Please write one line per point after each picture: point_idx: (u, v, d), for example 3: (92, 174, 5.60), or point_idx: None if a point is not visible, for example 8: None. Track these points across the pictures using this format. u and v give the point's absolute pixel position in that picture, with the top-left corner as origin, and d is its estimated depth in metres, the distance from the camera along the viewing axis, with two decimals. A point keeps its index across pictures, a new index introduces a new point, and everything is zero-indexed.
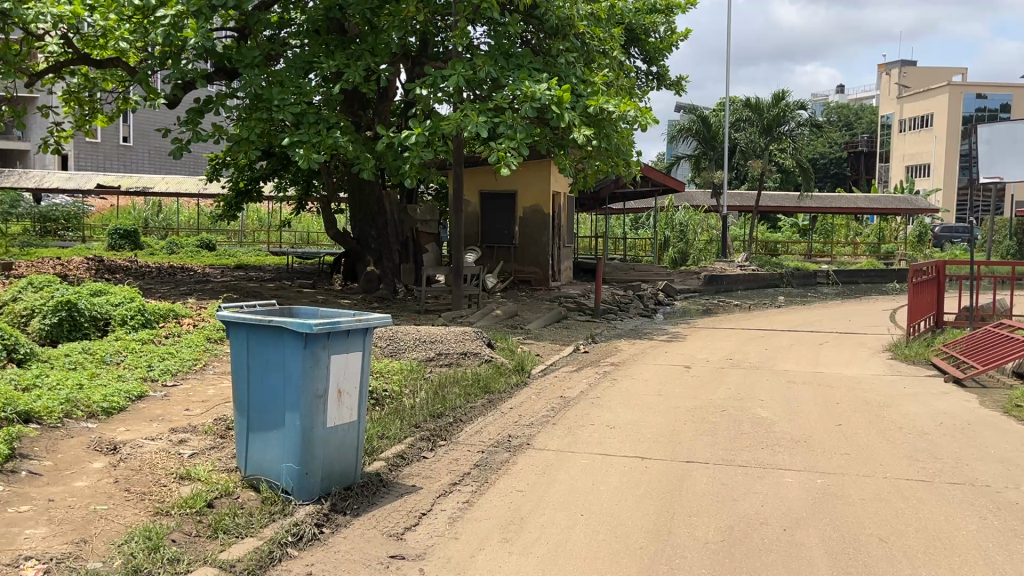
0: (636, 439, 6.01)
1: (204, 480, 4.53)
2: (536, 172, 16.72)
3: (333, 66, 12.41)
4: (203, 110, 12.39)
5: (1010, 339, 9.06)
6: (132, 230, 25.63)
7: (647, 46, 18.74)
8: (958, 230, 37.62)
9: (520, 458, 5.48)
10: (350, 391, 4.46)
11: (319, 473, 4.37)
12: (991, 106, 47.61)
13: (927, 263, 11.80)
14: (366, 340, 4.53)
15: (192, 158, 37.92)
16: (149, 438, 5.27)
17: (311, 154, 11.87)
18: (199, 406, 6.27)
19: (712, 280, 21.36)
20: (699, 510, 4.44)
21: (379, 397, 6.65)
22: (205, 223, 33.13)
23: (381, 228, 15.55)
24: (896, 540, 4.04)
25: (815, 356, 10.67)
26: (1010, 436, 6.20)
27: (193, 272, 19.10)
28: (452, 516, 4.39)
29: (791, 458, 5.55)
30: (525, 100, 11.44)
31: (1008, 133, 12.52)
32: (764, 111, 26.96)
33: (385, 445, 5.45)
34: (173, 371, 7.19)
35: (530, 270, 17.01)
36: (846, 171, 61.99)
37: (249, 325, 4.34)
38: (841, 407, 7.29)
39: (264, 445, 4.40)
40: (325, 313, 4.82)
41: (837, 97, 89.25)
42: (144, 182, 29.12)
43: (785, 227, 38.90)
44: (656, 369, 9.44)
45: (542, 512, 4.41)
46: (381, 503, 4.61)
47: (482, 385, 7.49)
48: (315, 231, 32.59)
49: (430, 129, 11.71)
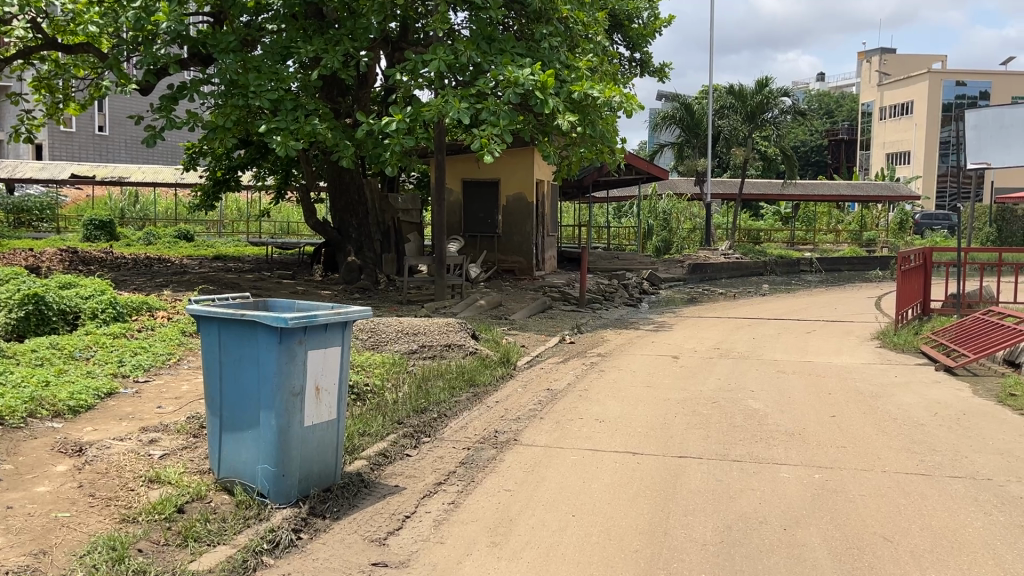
0: (626, 433, 5.83)
1: (175, 483, 4.29)
2: (519, 160, 16.47)
3: (311, 51, 12.05)
4: (177, 96, 12.01)
5: (1000, 326, 8.96)
6: (108, 221, 25.14)
7: (630, 32, 18.55)
8: (939, 218, 37.57)
9: (508, 455, 5.28)
10: (328, 387, 4.24)
11: (296, 475, 4.14)
12: (971, 93, 47.69)
13: (914, 251, 11.69)
14: (345, 334, 4.31)
15: (168, 147, 37.30)
16: (116, 438, 5.01)
17: (288, 141, 11.60)
18: (172, 403, 6.02)
19: (696, 269, 21.26)
20: (695, 510, 4.25)
21: (360, 392, 6.41)
22: (183, 214, 32.58)
23: (362, 217, 15.29)
24: (901, 540, 3.88)
25: (803, 345, 10.56)
26: (1007, 426, 6.08)
27: (169, 263, 18.70)
28: (438, 519, 4.17)
29: (787, 452, 5.38)
30: (508, 86, 11.14)
31: (995, 119, 12.44)
32: (747, 98, 26.62)
33: (366, 444, 5.23)
34: (145, 367, 6.92)
35: (513, 260, 16.80)
36: (827, 159, 62.21)
37: (220, 319, 4.11)
38: (833, 397, 7.14)
39: (238, 446, 4.17)
40: (301, 306, 4.58)
41: (818, 85, 89.63)
42: (120, 172, 28.54)
43: (767, 214, 39.04)
44: (645, 360, 9.27)
45: (532, 513, 4.21)
46: (362, 505, 4.39)
47: (467, 378, 7.28)
48: (295, 222, 32.19)
49: (411, 115, 11.39)
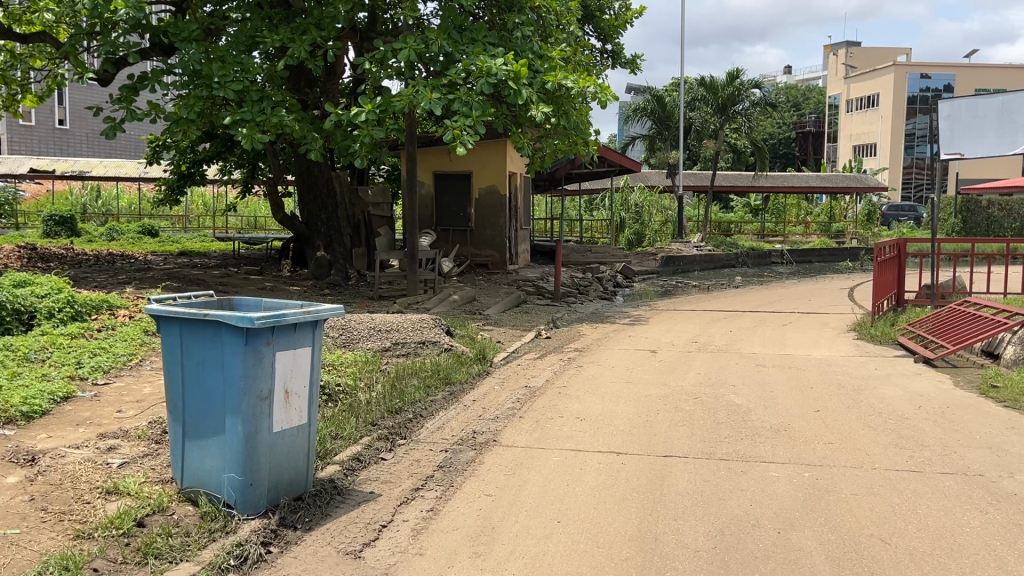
0: (608, 432, 5.66)
1: (135, 494, 4.02)
2: (491, 152, 16.28)
3: (277, 40, 11.70)
4: (138, 87, 11.59)
5: (977, 318, 8.91)
6: (68, 216, 24.51)
7: (601, 23, 18.36)
8: (905, 209, 37.81)
9: (488, 457, 5.07)
10: (299, 391, 4.02)
11: (265, 483, 3.90)
12: (935, 85, 48.28)
13: (888, 242, 11.64)
14: (315, 334, 4.09)
15: (129, 141, 36.44)
16: (71, 446, 4.72)
17: (255, 133, 11.31)
18: (133, 407, 5.71)
19: (669, 262, 21.15)
20: (685, 513, 4.09)
21: (332, 393, 6.16)
22: (146, 209, 31.85)
23: (331, 211, 14.88)
24: (899, 541, 3.74)
25: (781, 338, 10.48)
26: (992, 420, 6.00)
27: (133, 259, 18.22)
28: (416, 527, 3.96)
29: (774, 450, 5.23)
30: (480, 76, 10.87)
31: (968, 108, 12.21)
32: (718, 90, 26.50)
33: (339, 448, 5.01)
34: (105, 368, 6.61)
35: (486, 254, 16.56)
36: (794, 151, 62.58)
37: (182, 319, 3.86)
38: (816, 391, 7.04)
39: (203, 453, 3.91)
40: (269, 304, 4.33)
41: (784, 78, 90.41)
42: (80, 167, 27.81)
43: (738, 205, 39.23)
44: (623, 354, 9.12)
45: (514, 520, 4.02)
46: (336, 514, 4.16)
47: (443, 376, 7.06)
48: (261, 216, 31.62)
49: (381, 106, 11.08)
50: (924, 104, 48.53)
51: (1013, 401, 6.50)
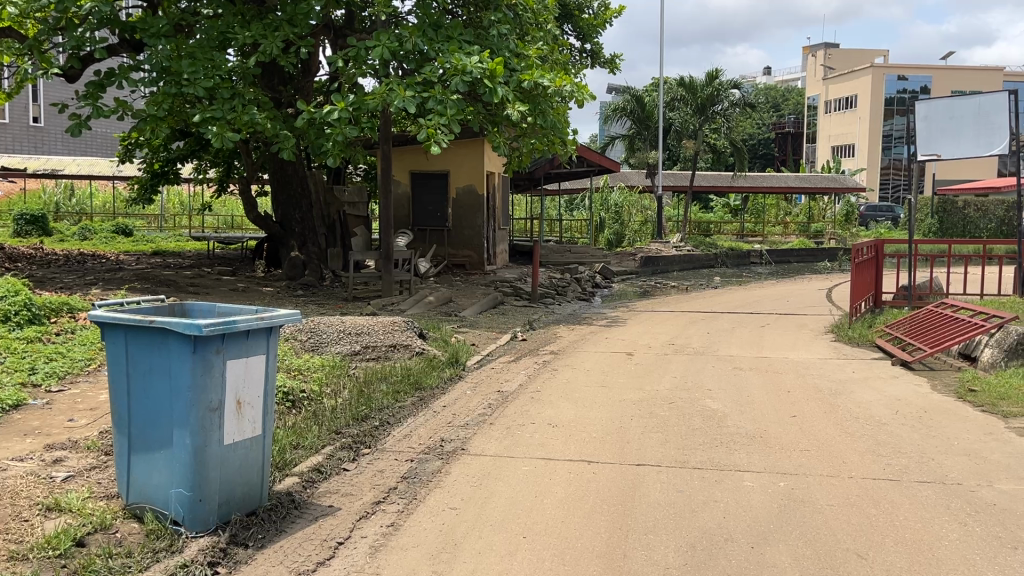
0: (579, 439, 5.51)
1: (78, 512, 3.80)
2: (469, 151, 16.12)
3: (249, 37, 11.44)
4: (104, 83, 11.28)
5: (955, 320, 8.86)
6: (39, 215, 24.06)
7: (580, 22, 18.25)
8: (883, 209, 38.05)
9: (454, 468, 4.89)
10: (251, 401, 3.82)
11: (215, 499, 3.71)
12: (912, 87, 48.63)
13: (865, 242, 11.59)
14: (270, 342, 3.90)
15: (104, 138, 35.80)
16: (14, 460, 4.48)
17: (225, 132, 11.08)
18: (86, 416, 5.48)
19: (649, 262, 21.05)
20: (656, 527, 3.93)
21: (296, 399, 5.96)
22: (121, 208, 31.37)
23: (306, 211, 14.63)
24: (876, 556, 3.61)
25: (759, 340, 10.41)
26: (970, 425, 5.91)
27: (103, 258, 17.84)
28: (375, 544, 3.78)
29: (749, 457, 5.11)
30: (455, 73, 10.69)
31: (946, 109, 12.10)
32: (697, 90, 26.70)
33: (299, 458, 4.81)
34: (60, 375, 6.36)
35: (463, 254, 16.38)
36: (774, 151, 62.84)
37: (127, 326, 3.65)
38: (792, 395, 6.94)
39: (149, 468, 3.71)
40: (223, 310, 4.12)
41: (763, 79, 90.86)
42: (53, 164, 27.26)
43: (717, 205, 39.30)
44: (599, 357, 8.98)
45: (478, 535, 3.85)
46: (291, 530, 3.97)
47: (413, 382, 6.87)
48: (239, 215, 31.23)
49: (354, 104, 10.86)
50: (901, 105, 48.88)
51: (991, 405, 6.43)
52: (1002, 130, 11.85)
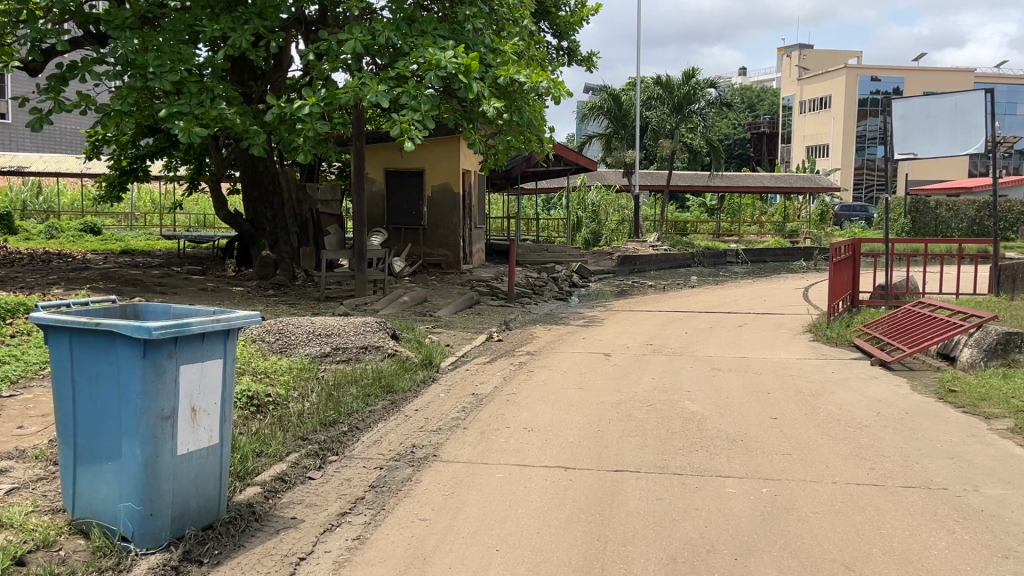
0: (557, 444, 5.33)
1: (20, 527, 3.56)
2: (444, 149, 15.91)
3: (216, 29, 11.12)
4: (67, 76, 10.88)
5: (933, 319, 8.79)
6: (5, 213, 23.49)
7: (557, 20, 18.09)
8: (857, 209, 38.26)
9: (425, 476, 4.68)
10: (207, 408, 3.60)
11: (168, 512, 3.47)
12: (885, 89, 49.02)
13: (842, 242, 11.50)
14: (227, 345, 3.67)
15: (72, 136, 35.12)
16: None
17: (192, 127, 10.72)
18: (37, 422, 5.21)
19: (625, 262, 20.92)
20: (636, 538, 3.76)
21: (261, 403, 5.73)
22: (90, 206, 30.72)
23: (277, 209, 14.32)
24: (864, 567, 3.46)
25: (737, 339, 10.29)
26: (952, 426, 5.82)
27: (70, 258, 17.41)
28: (339, 560, 3.58)
29: (730, 462, 4.95)
30: (429, 68, 10.46)
31: (922, 108, 12.09)
32: (674, 88, 26.22)
33: (262, 466, 4.59)
34: (14, 379, 6.07)
35: (439, 253, 16.18)
36: (749, 151, 63.05)
37: (72, 328, 3.40)
38: (772, 396, 6.81)
39: (96, 479, 3.46)
40: (178, 311, 3.89)
41: (738, 79, 91.30)
42: (19, 160, 26.61)
43: (693, 205, 39.37)
44: (575, 358, 8.81)
45: (448, 549, 3.65)
46: (251, 544, 3.74)
47: (384, 385, 6.65)
48: (211, 214, 30.76)
49: (325, 99, 10.55)
50: (874, 106, 49.29)
51: (973, 406, 6.34)
52: (977, 130, 11.80)
